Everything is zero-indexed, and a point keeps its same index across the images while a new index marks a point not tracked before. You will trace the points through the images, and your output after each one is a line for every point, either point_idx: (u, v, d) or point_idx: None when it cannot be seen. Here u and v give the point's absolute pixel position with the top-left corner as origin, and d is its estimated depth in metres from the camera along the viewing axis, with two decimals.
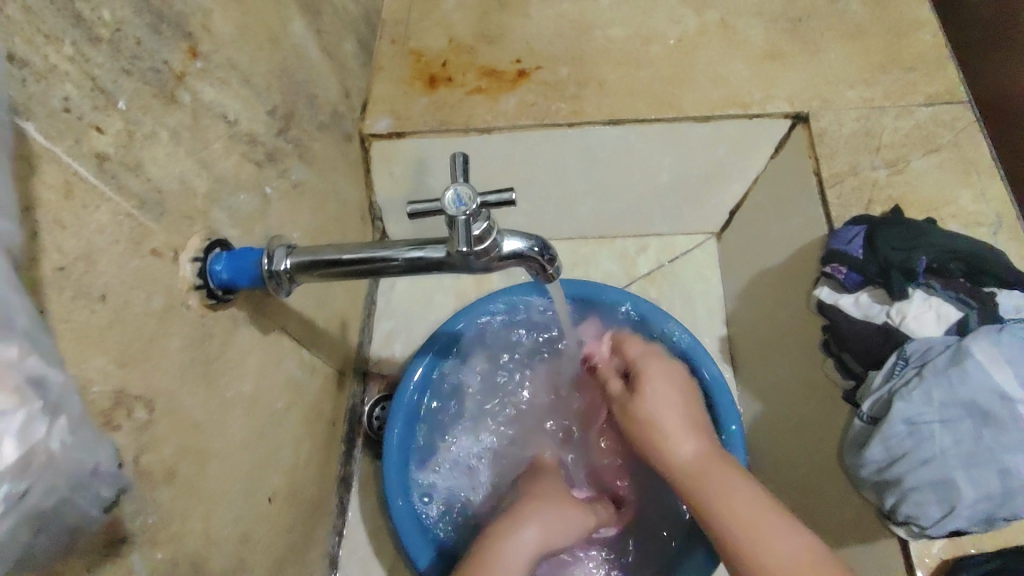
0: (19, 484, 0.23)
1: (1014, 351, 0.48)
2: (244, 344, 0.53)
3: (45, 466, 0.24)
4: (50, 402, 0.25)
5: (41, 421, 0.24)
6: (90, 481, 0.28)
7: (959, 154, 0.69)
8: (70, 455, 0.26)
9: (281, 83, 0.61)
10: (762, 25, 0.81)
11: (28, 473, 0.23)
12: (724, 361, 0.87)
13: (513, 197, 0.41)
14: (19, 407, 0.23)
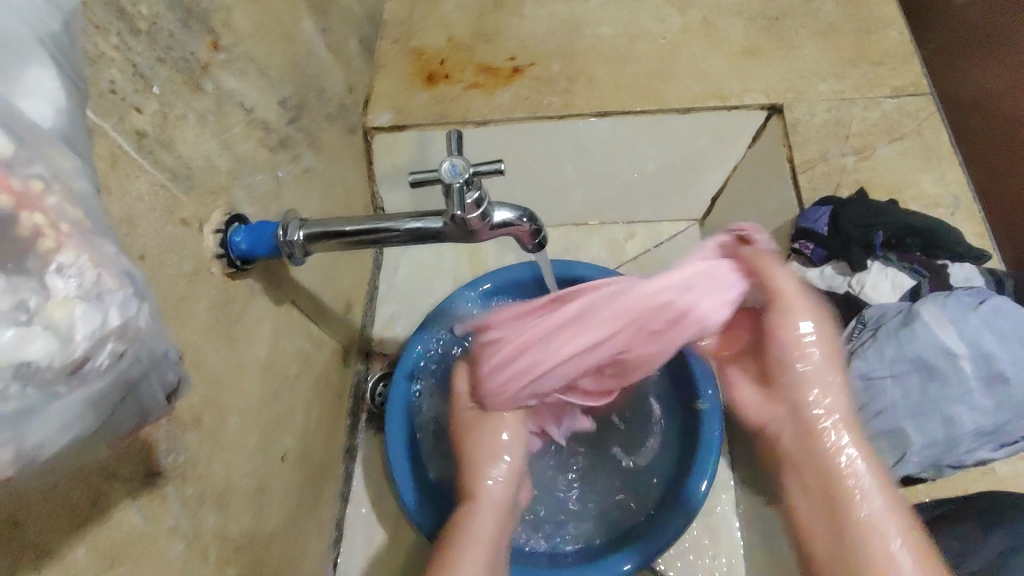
0: (121, 347, 0.22)
1: (958, 313, 0.53)
2: (259, 312, 0.58)
3: (137, 342, 0.23)
4: (138, 289, 0.23)
5: (135, 300, 0.22)
6: (167, 366, 0.26)
7: (921, 141, 0.74)
8: (150, 338, 0.24)
9: (293, 76, 0.66)
10: (741, 24, 0.86)
11: (126, 339, 0.22)
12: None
13: (502, 167, 0.46)
14: (121, 287, 0.22)
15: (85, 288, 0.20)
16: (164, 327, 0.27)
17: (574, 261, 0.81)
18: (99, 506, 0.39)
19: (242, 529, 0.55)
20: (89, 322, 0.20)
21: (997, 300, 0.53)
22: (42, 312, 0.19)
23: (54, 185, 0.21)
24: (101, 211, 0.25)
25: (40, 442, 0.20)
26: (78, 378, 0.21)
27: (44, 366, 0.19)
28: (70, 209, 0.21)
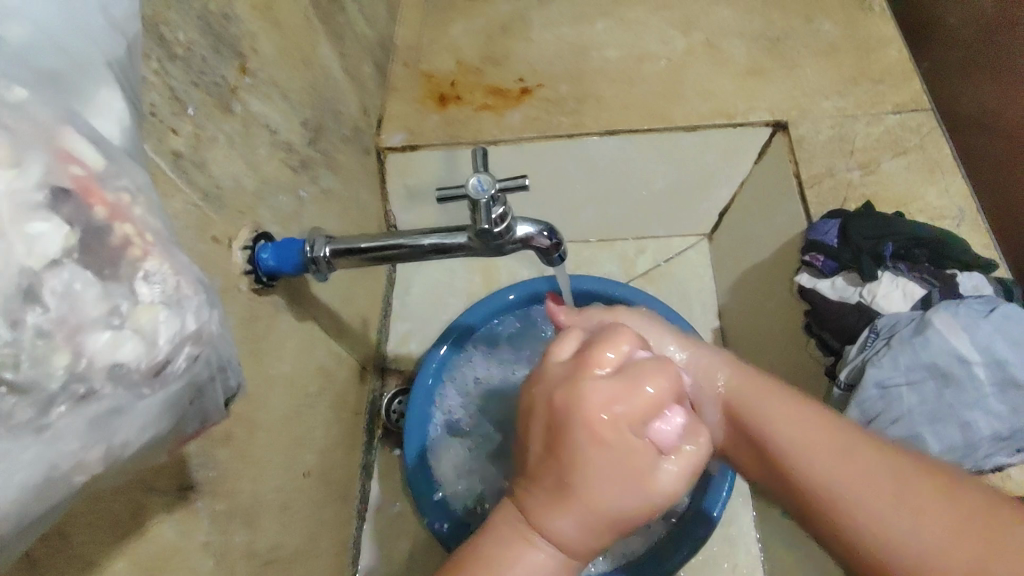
0: (196, 351, 0.23)
1: (968, 320, 0.53)
2: (284, 328, 0.59)
3: (209, 345, 0.24)
4: (208, 297, 0.24)
5: (208, 307, 0.24)
6: (230, 370, 0.27)
7: (925, 156, 0.76)
8: (219, 342, 0.25)
9: (312, 99, 0.68)
10: (743, 45, 0.89)
11: (201, 343, 0.23)
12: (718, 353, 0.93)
13: (526, 183, 0.47)
14: (197, 295, 0.23)
15: (168, 295, 0.22)
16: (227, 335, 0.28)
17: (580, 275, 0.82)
18: (137, 519, 0.39)
19: (267, 545, 0.55)
20: (171, 326, 0.22)
21: (1006, 307, 0.54)
22: (132, 316, 0.21)
23: (139, 198, 0.23)
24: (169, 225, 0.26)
25: (125, 440, 0.22)
26: (160, 380, 0.22)
27: (132, 368, 0.21)
28: (150, 220, 0.23)
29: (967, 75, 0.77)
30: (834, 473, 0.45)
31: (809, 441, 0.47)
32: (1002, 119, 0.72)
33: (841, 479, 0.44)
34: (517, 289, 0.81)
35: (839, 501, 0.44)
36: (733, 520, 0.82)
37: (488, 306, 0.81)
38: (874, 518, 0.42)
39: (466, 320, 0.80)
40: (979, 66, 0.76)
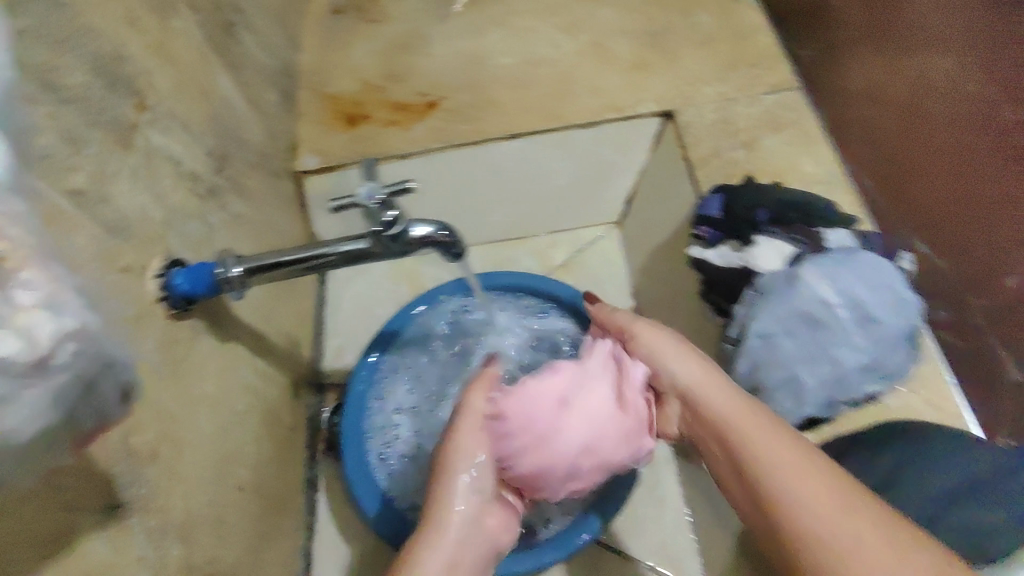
0: (75, 346, 0.26)
1: (831, 268, 0.60)
2: (205, 349, 0.61)
3: (90, 342, 0.27)
4: (85, 301, 0.27)
5: (84, 308, 0.27)
6: (120, 371, 0.30)
7: (800, 129, 0.82)
8: (102, 342, 0.29)
9: (215, 129, 0.70)
10: (627, 42, 0.95)
11: (81, 338, 0.26)
12: None
13: (411, 185, 0.50)
14: (73, 297, 0.26)
15: (45, 299, 0.25)
16: (115, 340, 0.31)
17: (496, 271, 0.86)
18: (67, 538, 0.41)
19: (205, 559, 0.57)
20: (51, 325, 0.25)
21: (864, 254, 0.60)
22: (12, 318, 0.24)
23: (17, 216, 0.25)
24: (49, 244, 0.28)
25: (15, 426, 0.25)
26: (43, 372, 0.25)
27: (16, 362, 0.24)
28: (27, 238, 0.25)
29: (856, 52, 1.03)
30: (798, 492, 0.48)
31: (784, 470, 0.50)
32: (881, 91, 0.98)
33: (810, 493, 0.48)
34: (424, 299, 0.85)
35: (793, 519, 0.47)
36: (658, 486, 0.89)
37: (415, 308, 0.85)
38: (819, 523, 0.46)
39: (394, 325, 0.84)
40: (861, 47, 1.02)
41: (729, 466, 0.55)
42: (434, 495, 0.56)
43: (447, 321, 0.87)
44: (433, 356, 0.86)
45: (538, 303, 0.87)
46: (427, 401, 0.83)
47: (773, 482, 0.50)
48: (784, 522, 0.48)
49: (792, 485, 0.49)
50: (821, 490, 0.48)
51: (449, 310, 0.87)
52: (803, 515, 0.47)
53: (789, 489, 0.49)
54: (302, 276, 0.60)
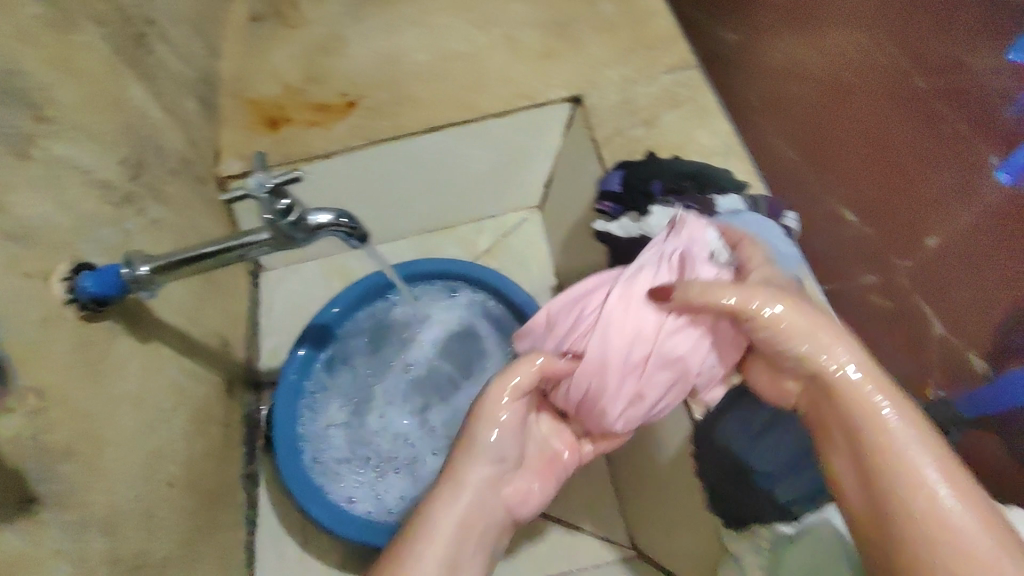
0: None
1: (716, 232, 0.64)
2: (125, 350, 0.62)
3: None
4: None
5: None
6: None
7: (695, 105, 0.87)
8: None
9: (128, 137, 0.72)
10: (536, 33, 0.98)
11: None
12: None
13: (297, 173, 0.53)
14: None
15: None
16: None
17: (416, 260, 0.89)
18: None
19: (133, 552, 0.58)
20: None
21: (746, 215, 0.65)
22: None
23: None
24: None
25: None
26: None
27: None
28: None
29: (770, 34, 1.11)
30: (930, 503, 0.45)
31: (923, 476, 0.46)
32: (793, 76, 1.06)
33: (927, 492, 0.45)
34: (341, 300, 0.87)
35: (919, 527, 0.45)
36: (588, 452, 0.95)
37: (340, 302, 0.87)
38: (938, 521, 0.44)
39: (320, 321, 0.86)
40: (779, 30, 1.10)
41: (841, 440, 0.51)
42: (464, 440, 0.65)
43: (366, 324, 0.90)
44: (360, 349, 0.89)
45: (457, 288, 0.92)
46: (355, 406, 0.87)
47: (905, 474, 0.46)
48: (900, 511, 0.46)
49: (912, 468, 0.46)
50: (956, 496, 0.45)
51: (367, 313, 0.90)
52: (943, 515, 0.44)
53: (922, 487, 0.45)
54: (231, 264, 0.62)
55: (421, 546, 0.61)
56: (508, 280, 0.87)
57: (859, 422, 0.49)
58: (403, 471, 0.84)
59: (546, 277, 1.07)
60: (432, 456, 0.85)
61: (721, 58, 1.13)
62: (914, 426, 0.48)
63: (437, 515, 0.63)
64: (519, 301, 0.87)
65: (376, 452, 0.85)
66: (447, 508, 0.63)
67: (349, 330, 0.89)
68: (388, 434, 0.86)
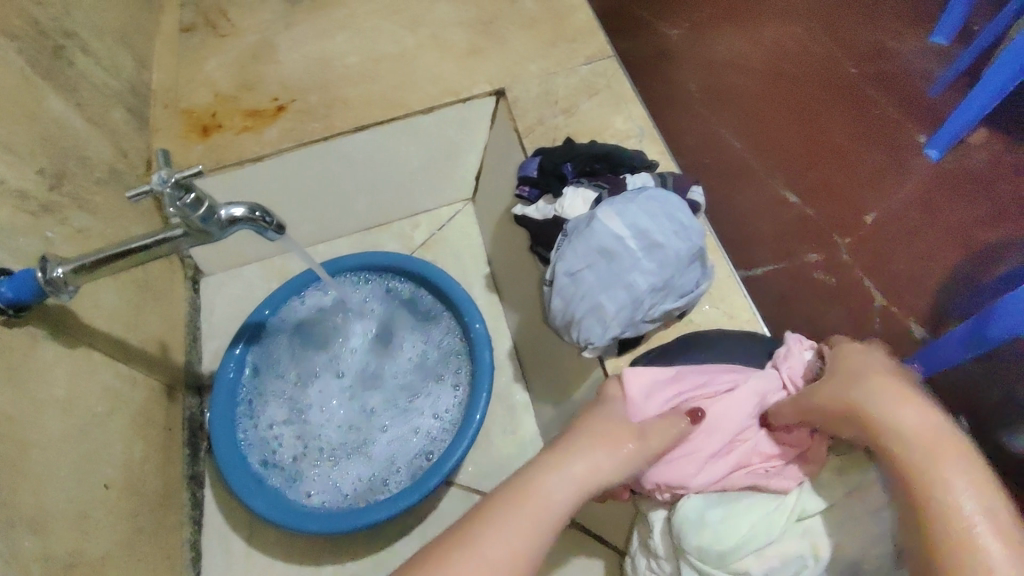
0: None
1: (621, 207, 0.66)
2: (49, 355, 0.63)
3: None
4: None
5: None
6: None
7: (611, 92, 0.91)
8: None
9: (47, 148, 0.73)
10: (463, 31, 1.00)
11: None
12: (493, 294, 1.07)
13: (200, 168, 0.54)
14: None
15: None
16: None
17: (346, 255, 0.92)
18: None
19: (67, 551, 0.59)
20: None
21: (651, 191, 0.68)
22: None
23: None
24: None
25: None
26: None
27: None
28: None
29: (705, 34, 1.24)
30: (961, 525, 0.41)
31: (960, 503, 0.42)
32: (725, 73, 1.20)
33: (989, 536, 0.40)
34: (271, 302, 0.89)
35: (951, 547, 0.40)
36: (521, 434, 0.95)
37: (273, 301, 0.89)
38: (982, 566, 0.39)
39: (254, 320, 0.88)
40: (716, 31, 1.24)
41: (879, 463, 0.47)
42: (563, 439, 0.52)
43: (292, 327, 0.92)
44: (298, 345, 0.92)
45: (387, 279, 0.94)
46: (294, 408, 0.88)
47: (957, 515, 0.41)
48: (944, 546, 0.41)
49: (949, 495, 0.42)
50: (998, 536, 0.40)
51: (299, 311, 0.93)
52: (987, 554, 0.39)
53: (957, 511, 0.41)
54: (158, 259, 0.64)
55: (515, 514, 0.46)
56: (434, 267, 0.90)
57: (913, 456, 0.45)
58: (356, 455, 0.86)
59: (481, 264, 1.09)
60: (382, 432, 0.88)
61: (665, 51, 1.22)
62: (959, 452, 0.44)
63: (545, 485, 0.48)
64: (446, 286, 0.89)
65: (324, 447, 0.86)
66: (552, 480, 0.48)
67: (274, 337, 0.91)
68: (333, 428, 0.88)
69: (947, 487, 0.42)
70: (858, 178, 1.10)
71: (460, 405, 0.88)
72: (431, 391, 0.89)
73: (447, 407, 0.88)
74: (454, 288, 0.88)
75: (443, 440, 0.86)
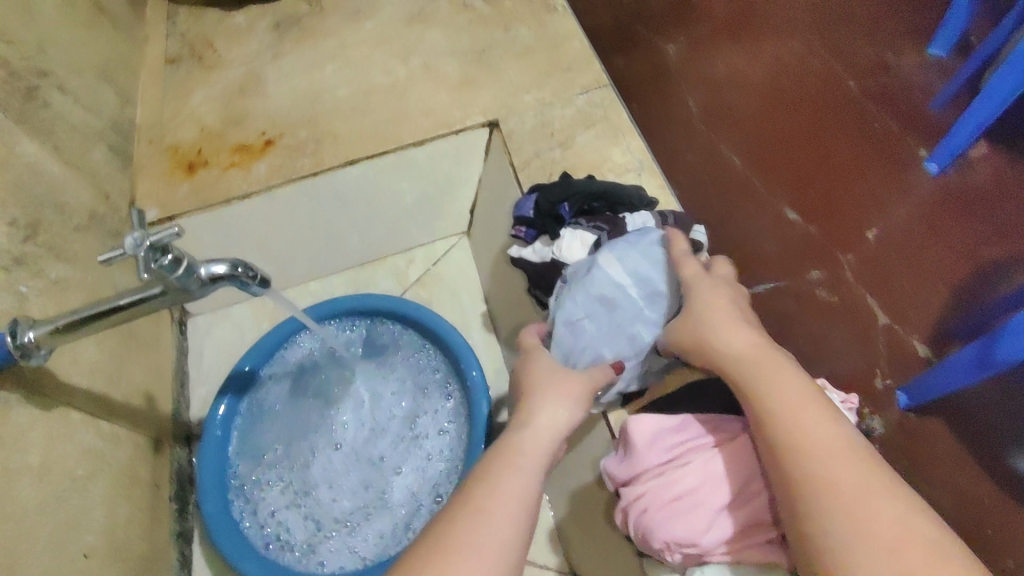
0: None
1: (622, 251, 0.64)
2: (20, 421, 0.60)
3: None
4: None
5: None
6: None
7: (609, 123, 0.88)
8: None
9: (19, 197, 0.70)
10: (456, 61, 0.97)
11: None
12: (490, 331, 1.05)
13: (176, 229, 0.51)
14: None
15: None
16: None
17: (336, 299, 0.89)
18: None
19: None
20: None
21: (652, 234, 0.66)
22: None
23: None
24: None
25: None
26: None
27: None
28: None
29: (703, 51, 1.23)
30: (804, 431, 0.44)
31: (787, 402, 0.46)
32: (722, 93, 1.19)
33: (831, 447, 0.43)
34: (250, 359, 0.86)
35: (790, 449, 0.44)
36: None
37: (255, 352, 0.86)
38: (821, 471, 0.42)
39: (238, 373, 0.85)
40: (712, 47, 1.23)
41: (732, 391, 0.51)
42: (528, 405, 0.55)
43: (268, 394, 0.88)
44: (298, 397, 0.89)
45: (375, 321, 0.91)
46: (295, 489, 0.84)
47: (799, 430, 0.44)
48: (782, 446, 0.44)
49: (781, 401, 0.46)
50: (818, 419, 0.45)
51: (286, 361, 0.90)
52: (811, 440, 0.44)
53: (788, 416, 0.45)
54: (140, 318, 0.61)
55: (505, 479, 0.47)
56: (427, 311, 0.87)
57: (747, 376, 0.49)
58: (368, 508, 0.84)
59: (477, 301, 1.06)
60: (384, 486, 0.85)
61: (666, 71, 1.23)
62: (775, 361, 0.49)
63: (516, 443, 0.51)
64: (441, 330, 0.86)
65: (337, 514, 0.83)
66: (522, 438, 0.51)
67: (253, 412, 0.87)
68: (344, 495, 0.85)
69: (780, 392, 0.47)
70: (859, 194, 1.07)
71: (460, 413, 0.86)
72: (426, 407, 0.88)
73: (448, 420, 0.87)
74: (449, 331, 0.85)
75: (456, 460, 0.84)
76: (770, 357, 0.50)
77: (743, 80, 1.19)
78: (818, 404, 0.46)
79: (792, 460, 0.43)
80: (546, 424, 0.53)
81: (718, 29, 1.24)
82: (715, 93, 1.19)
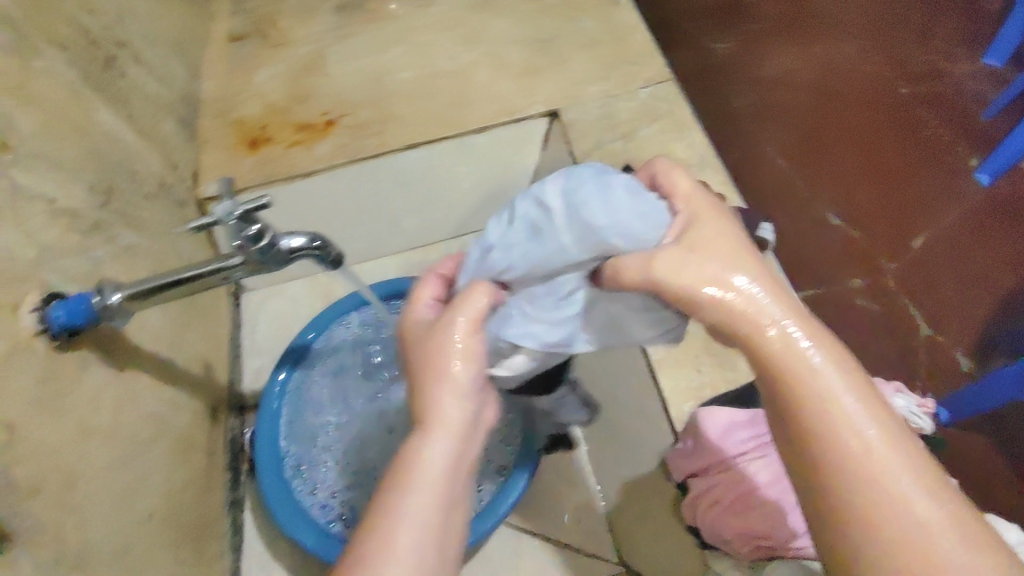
0: None
1: (569, 173, 0.52)
2: (95, 381, 0.61)
3: None
4: None
5: None
6: None
7: (672, 118, 0.88)
8: None
9: (96, 164, 0.71)
10: (519, 49, 0.97)
11: None
12: None
13: (264, 200, 0.52)
14: None
15: None
16: None
17: (394, 278, 0.91)
18: None
19: None
20: None
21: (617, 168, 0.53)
22: None
23: None
24: None
25: None
26: None
27: None
28: None
29: (756, 49, 1.20)
30: (835, 434, 0.41)
31: (819, 407, 0.41)
32: (774, 93, 1.17)
33: (870, 457, 0.40)
34: (313, 327, 0.88)
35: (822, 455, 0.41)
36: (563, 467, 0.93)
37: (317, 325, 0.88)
38: (855, 484, 0.40)
39: (296, 348, 0.87)
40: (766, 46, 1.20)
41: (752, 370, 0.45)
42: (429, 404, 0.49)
43: (321, 370, 0.89)
44: (348, 373, 0.91)
45: None
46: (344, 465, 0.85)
47: (837, 431, 0.41)
48: (816, 448, 0.41)
49: (821, 401, 0.42)
50: (870, 421, 0.41)
51: (335, 339, 0.91)
52: (867, 448, 0.40)
53: (839, 420, 0.41)
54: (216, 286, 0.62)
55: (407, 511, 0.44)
56: None
57: (779, 366, 0.43)
58: None
59: None
60: None
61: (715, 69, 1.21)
62: (835, 346, 0.44)
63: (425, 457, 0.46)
64: None
65: None
66: (431, 448, 0.46)
67: (306, 387, 0.88)
68: None
69: (825, 393, 0.42)
70: (906, 202, 1.06)
71: None
72: None
73: None
74: None
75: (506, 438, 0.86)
76: (811, 340, 0.43)
77: (794, 80, 1.17)
78: (866, 401, 0.42)
79: (833, 469, 0.40)
80: (456, 423, 0.47)
81: (773, 28, 1.22)
82: (767, 91, 1.17)
